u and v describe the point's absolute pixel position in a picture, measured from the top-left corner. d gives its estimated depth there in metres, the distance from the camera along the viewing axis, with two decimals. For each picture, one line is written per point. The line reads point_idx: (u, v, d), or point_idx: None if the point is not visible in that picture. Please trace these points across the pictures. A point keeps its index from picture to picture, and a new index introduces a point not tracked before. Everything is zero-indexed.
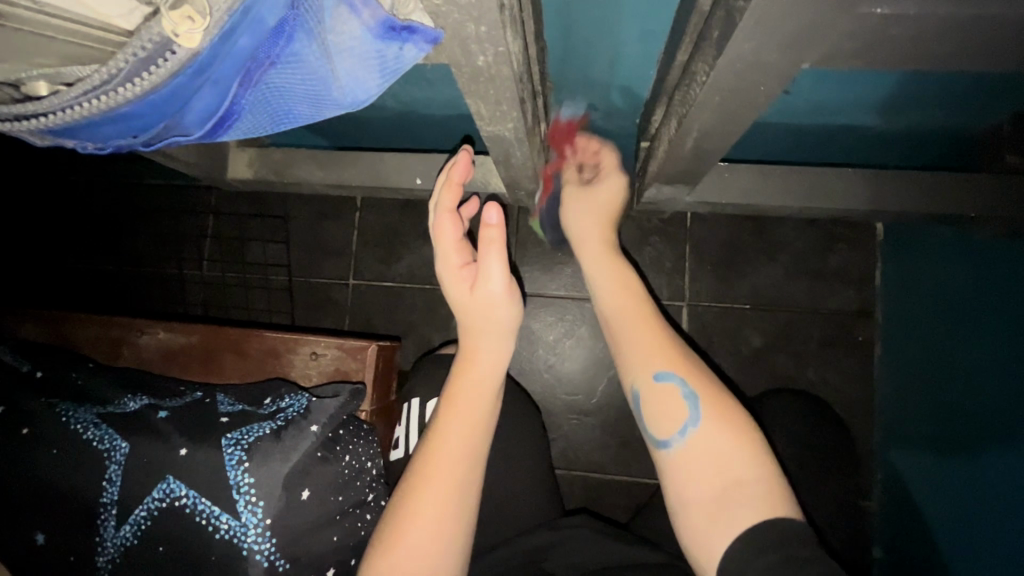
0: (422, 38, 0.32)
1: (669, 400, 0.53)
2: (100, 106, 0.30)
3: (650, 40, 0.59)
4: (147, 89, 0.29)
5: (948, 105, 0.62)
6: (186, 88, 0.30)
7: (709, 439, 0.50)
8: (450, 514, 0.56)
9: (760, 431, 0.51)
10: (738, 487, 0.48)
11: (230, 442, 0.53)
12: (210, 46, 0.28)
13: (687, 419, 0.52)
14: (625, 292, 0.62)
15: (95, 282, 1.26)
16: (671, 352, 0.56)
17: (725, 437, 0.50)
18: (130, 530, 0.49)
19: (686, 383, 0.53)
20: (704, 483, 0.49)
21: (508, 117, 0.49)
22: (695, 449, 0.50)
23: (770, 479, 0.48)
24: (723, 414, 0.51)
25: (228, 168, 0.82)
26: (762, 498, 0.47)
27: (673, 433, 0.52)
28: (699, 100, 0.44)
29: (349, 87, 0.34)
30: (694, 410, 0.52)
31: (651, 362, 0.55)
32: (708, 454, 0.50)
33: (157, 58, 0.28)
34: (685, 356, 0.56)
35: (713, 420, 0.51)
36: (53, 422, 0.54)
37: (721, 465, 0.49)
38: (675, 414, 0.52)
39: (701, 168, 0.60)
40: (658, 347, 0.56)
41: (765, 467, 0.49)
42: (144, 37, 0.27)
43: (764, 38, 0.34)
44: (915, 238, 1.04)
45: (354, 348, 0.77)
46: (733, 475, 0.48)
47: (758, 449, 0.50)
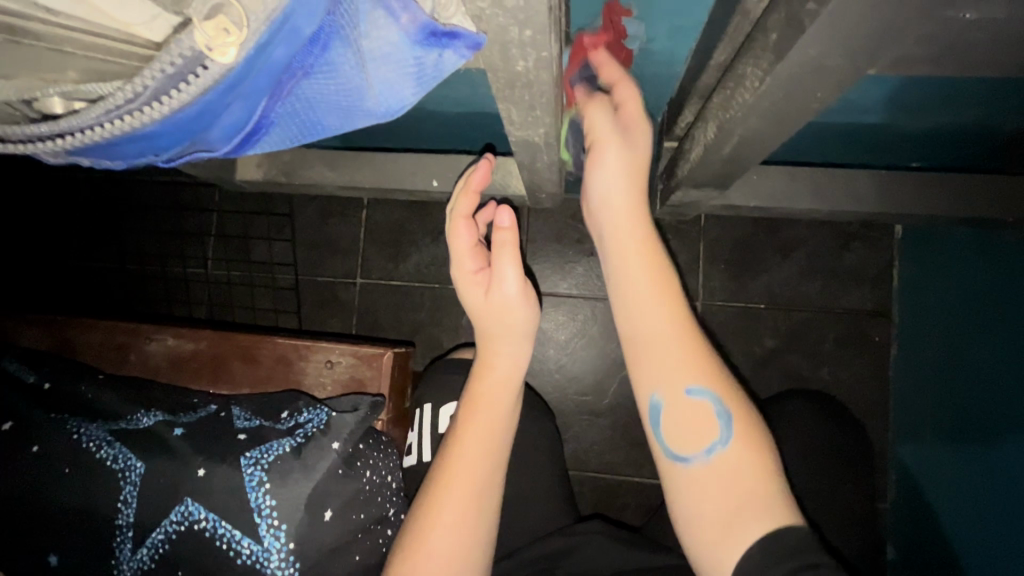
0: (463, 44, 0.29)
1: (701, 417, 0.51)
2: (121, 127, 0.27)
3: (683, 35, 0.56)
4: (174, 109, 0.27)
5: (988, 105, 0.59)
6: (215, 104, 0.27)
7: (729, 459, 0.50)
8: (471, 522, 0.55)
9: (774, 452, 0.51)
10: (753, 508, 0.48)
11: (250, 461, 0.51)
12: (242, 61, 0.25)
13: (717, 440, 0.51)
14: (668, 290, 0.55)
15: (98, 282, 1.24)
16: (704, 362, 0.53)
17: (748, 456, 0.50)
18: (148, 553, 0.48)
19: (720, 402, 0.51)
20: (722, 501, 0.49)
21: (540, 122, 0.46)
22: (720, 469, 0.50)
23: (786, 498, 0.48)
24: (748, 432, 0.51)
25: (235, 169, 0.79)
26: (779, 515, 0.47)
27: (697, 450, 0.51)
28: (747, 105, 0.41)
29: (383, 97, 0.31)
30: (726, 431, 0.51)
31: (684, 375, 0.52)
32: (732, 476, 0.49)
33: (186, 74, 0.25)
34: (716, 366, 0.53)
35: (741, 440, 0.50)
36: (63, 440, 0.51)
37: (743, 484, 0.49)
38: (705, 435, 0.51)
39: (737, 172, 0.57)
40: (689, 354, 0.53)
41: (780, 489, 0.49)
42: (173, 51, 0.24)
43: (831, 43, 0.32)
44: (935, 239, 1.02)
45: (369, 355, 0.75)
46: (755, 495, 0.48)
47: (772, 464, 0.50)
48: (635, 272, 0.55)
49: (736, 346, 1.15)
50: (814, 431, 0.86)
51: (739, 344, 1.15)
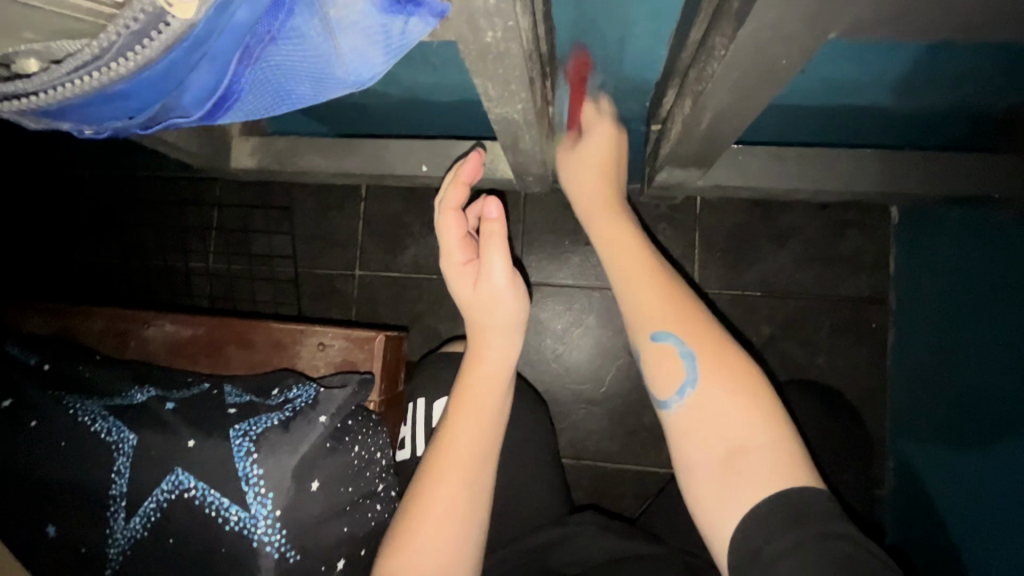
0: (428, 11, 0.31)
1: (667, 359, 0.53)
2: (90, 84, 0.28)
3: (663, 15, 0.57)
4: (140, 66, 0.27)
5: (972, 79, 0.59)
6: (183, 64, 0.28)
7: (707, 400, 0.50)
8: (464, 505, 0.57)
9: (773, 399, 0.50)
10: (743, 454, 0.47)
11: (238, 433, 0.52)
12: (206, 15, 0.26)
13: (685, 381, 0.52)
14: (641, 260, 0.60)
15: (102, 276, 1.26)
16: (674, 311, 0.55)
17: (725, 398, 0.49)
18: (140, 522, 0.49)
19: (685, 343, 0.53)
20: (706, 447, 0.49)
21: (516, 98, 0.47)
22: (694, 410, 0.50)
23: (778, 446, 0.47)
24: (728, 376, 0.50)
25: (231, 158, 0.80)
26: (768, 470, 0.46)
27: (672, 394, 0.52)
28: (716, 76, 0.42)
29: (353, 65, 0.33)
30: (692, 371, 0.52)
31: (648, 322, 0.55)
32: (709, 418, 0.49)
33: (149, 31, 0.26)
34: (688, 313, 0.55)
35: (714, 381, 0.50)
36: (59, 414, 0.53)
37: (722, 428, 0.49)
38: (674, 377, 0.52)
39: (716, 149, 0.58)
40: (660, 305, 0.56)
41: (773, 435, 0.48)
42: (135, 8, 0.25)
43: (787, 6, 0.32)
44: (932, 223, 1.02)
45: (361, 338, 0.76)
46: (736, 440, 0.48)
47: (770, 416, 0.49)
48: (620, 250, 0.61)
49: (732, 333, 1.15)
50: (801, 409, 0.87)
51: (735, 331, 1.15)
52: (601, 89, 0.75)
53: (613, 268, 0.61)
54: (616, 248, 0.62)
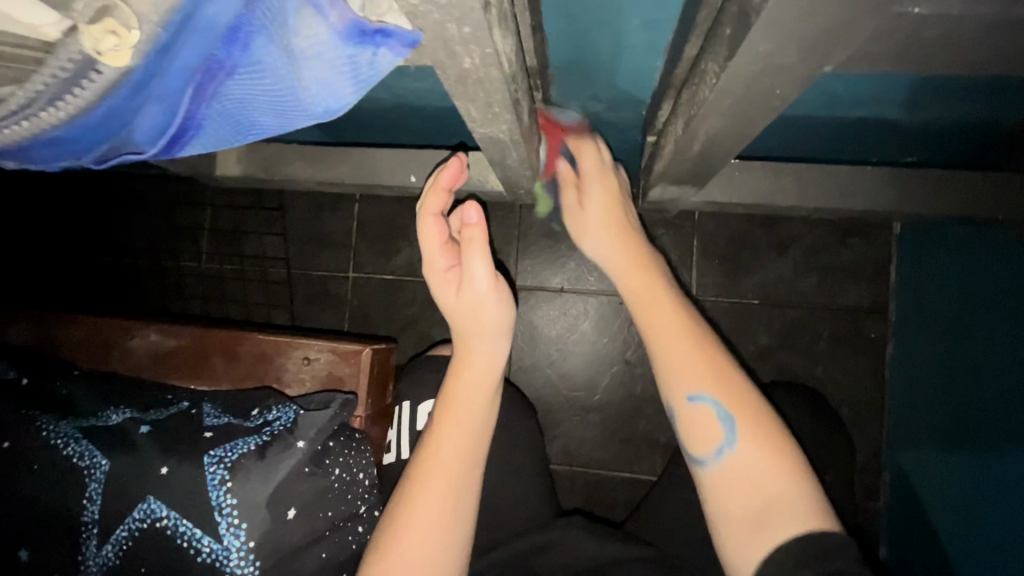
0: (398, 42, 0.29)
1: (705, 422, 0.54)
2: (46, 119, 0.30)
3: (658, 29, 0.55)
4: (85, 104, 0.28)
5: (978, 99, 0.57)
6: (123, 104, 0.28)
7: (746, 464, 0.51)
8: (451, 513, 0.57)
9: (794, 448, 0.52)
10: (776, 503, 0.49)
11: (213, 460, 0.50)
12: (143, 61, 0.26)
13: (724, 442, 0.53)
14: (664, 310, 0.60)
15: (92, 275, 1.25)
16: (709, 372, 0.55)
17: (764, 456, 0.51)
18: (111, 550, 0.48)
19: (723, 407, 0.54)
20: (742, 499, 0.51)
21: (502, 118, 0.45)
22: (733, 472, 0.52)
23: (801, 493, 0.49)
24: (760, 433, 0.52)
25: (216, 165, 0.78)
26: (800, 515, 0.48)
27: (711, 452, 0.53)
28: (707, 103, 0.40)
29: (319, 95, 0.31)
30: (731, 433, 0.53)
31: (686, 384, 0.55)
32: (746, 478, 0.51)
33: (84, 75, 0.27)
34: (724, 370, 0.55)
35: (751, 444, 0.52)
36: (32, 436, 0.52)
37: (755, 485, 0.50)
38: (712, 437, 0.53)
39: (711, 169, 0.56)
40: (698, 367, 0.56)
41: (802, 485, 0.50)
42: (64, 53, 0.25)
43: (779, 39, 0.30)
44: (933, 236, 0.99)
45: (347, 352, 0.75)
46: (766, 497, 0.50)
47: (794, 461, 0.51)
48: (649, 299, 0.62)
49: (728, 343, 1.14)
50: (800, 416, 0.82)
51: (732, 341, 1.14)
52: (595, 98, 0.73)
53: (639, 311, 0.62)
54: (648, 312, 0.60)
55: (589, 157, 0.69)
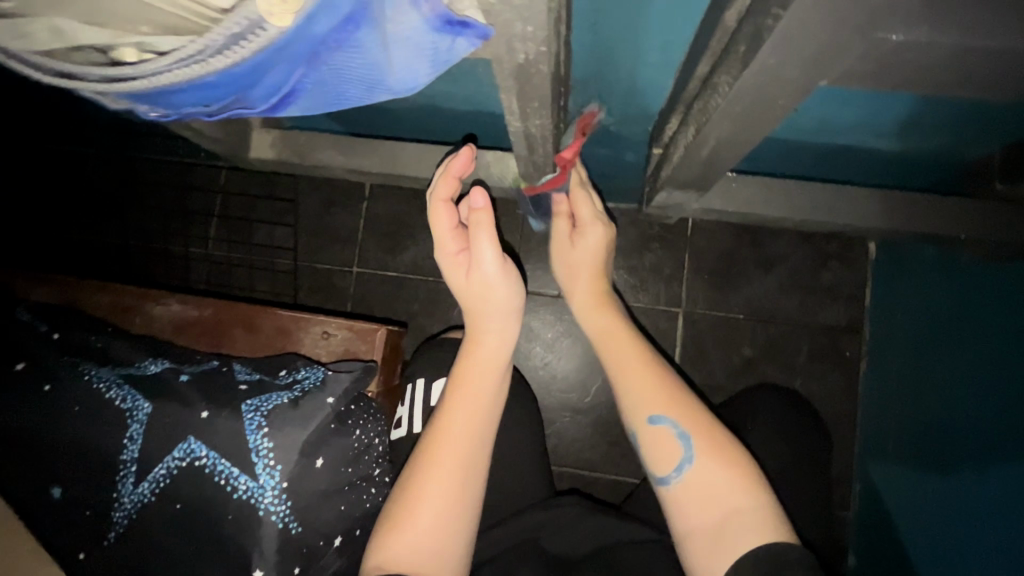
0: (474, 33, 0.34)
1: (665, 439, 0.61)
2: (189, 75, 0.31)
3: (673, 49, 0.62)
4: (234, 63, 0.30)
5: (947, 128, 0.65)
6: (264, 63, 0.31)
7: (705, 480, 0.57)
8: (458, 488, 0.59)
9: (745, 457, 0.58)
10: (734, 516, 0.55)
11: (250, 408, 0.55)
12: (296, 27, 0.29)
13: (683, 459, 0.59)
14: (618, 339, 0.70)
15: (99, 254, 1.26)
16: (664, 394, 0.63)
17: (720, 471, 0.57)
18: (148, 487, 0.52)
19: (679, 424, 0.61)
20: (703, 515, 0.56)
21: (539, 113, 0.52)
22: (690, 485, 0.58)
23: (748, 495, 0.56)
24: (713, 446, 0.58)
25: (250, 148, 0.83)
26: (757, 524, 0.54)
27: (670, 471, 0.60)
28: (719, 110, 0.47)
29: (401, 75, 0.36)
30: (690, 453, 0.59)
31: (646, 407, 0.63)
32: (705, 493, 0.57)
33: (247, 35, 0.29)
34: (675, 394, 0.63)
35: (707, 458, 0.58)
36: (75, 379, 0.56)
37: (715, 500, 0.56)
38: (672, 457, 0.60)
39: (713, 175, 0.63)
40: (652, 391, 0.64)
41: (758, 500, 0.55)
42: (239, 14, 0.28)
43: (785, 55, 0.37)
44: (903, 260, 1.08)
45: (363, 329, 0.80)
46: (727, 509, 0.55)
47: (745, 466, 0.58)
48: (621, 350, 0.69)
49: (714, 353, 1.20)
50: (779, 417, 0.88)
51: (718, 351, 1.20)
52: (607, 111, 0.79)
53: (591, 331, 0.74)
54: (616, 350, 0.70)
55: (584, 206, 0.78)
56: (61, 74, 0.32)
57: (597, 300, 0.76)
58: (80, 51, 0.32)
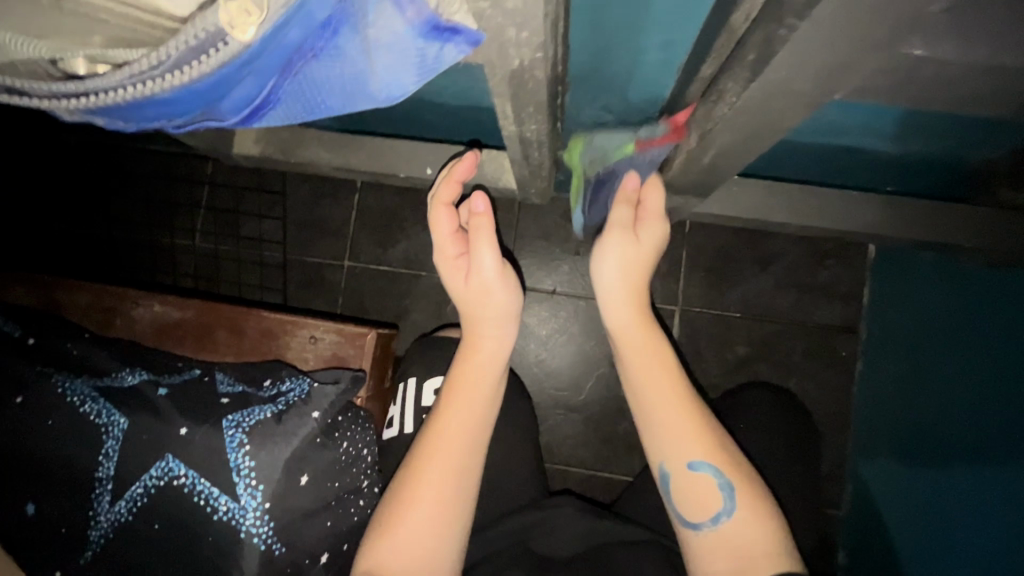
0: (464, 39, 0.31)
1: (704, 487, 0.55)
2: (146, 92, 0.28)
3: (675, 48, 0.59)
4: (194, 79, 0.28)
5: (956, 136, 0.63)
6: (231, 77, 0.29)
7: (739, 530, 0.53)
8: (446, 495, 0.56)
9: (775, 510, 0.55)
10: (763, 564, 0.52)
11: (231, 424, 0.53)
12: (262, 38, 0.27)
13: (722, 510, 0.54)
14: (665, 368, 0.60)
15: (81, 245, 1.22)
16: (708, 440, 0.57)
17: (754, 522, 0.54)
18: (125, 506, 0.50)
19: (722, 474, 0.55)
20: (730, 562, 0.53)
21: (534, 119, 0.49)
22: (726, 538, 0.54)
23: (776, 542, 0.53)
24: (749, 498, 0.54)
25: (233, 142, 0.80)
26: (786, 575, 0.51)
27: (705, 520, 0.55)
28: (725, 119, 0.44)
29: (385, 83, 0.33)
30: (728, 502, 0.54)
31: (686, 452, 0.56)
32: (736, 542, 0.53)
33: (207, 48, 0.27)
34: (716, 437, 0.57)
35: (745, 508, 0.54)
36: (47, 391, 0.53)
37: (750, 552, 0.52)
38: (710, 504, 0.55)
39: (716, 181, 0.61)
40: (691, 431, 0.57)
41: (788, 554, 0.53)
42: (196, 26, 0.25)
43: (798, 66, 0.34)
44: (902, 260, 1.06)
45: (352, 334, 0.77)
46: (758, 559, 0.52)
47: (775, 519, 0.54)
48: (655, 377, 0.59)
49: (710, 352, 1.18)
50: (774, 420, 0.87)
51: (713, 350, 1.19)
52: (604, 109, 0.76)
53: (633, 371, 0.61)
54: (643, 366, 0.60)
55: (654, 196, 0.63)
56: (11, 89, 0.29)
57: (641, 304, 0.63)
58: (26, 62, 0.29)
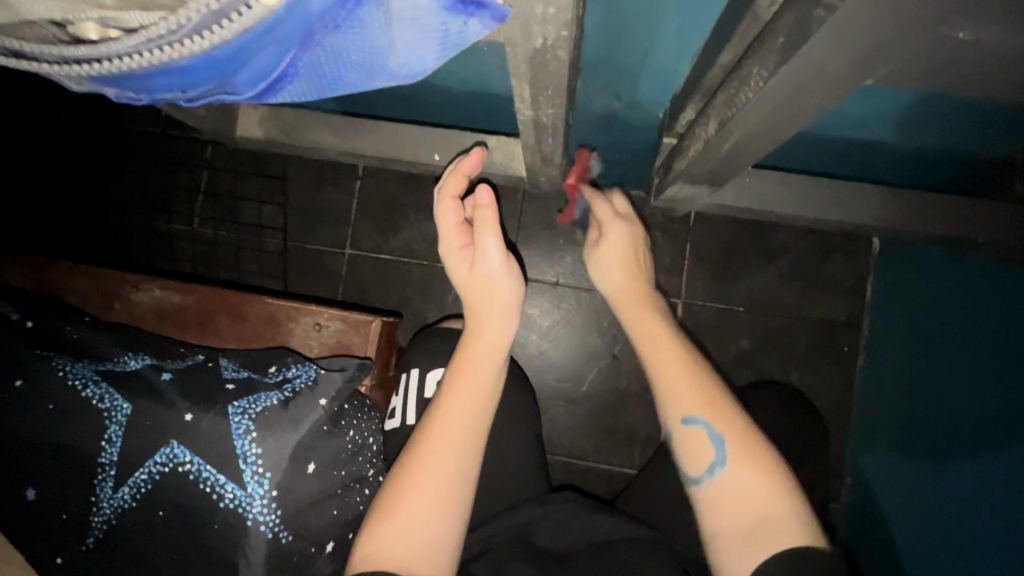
0: (489, 14, 0.29)
1: (698, 441, 0.56)
2: (161, 58, 0.27)
3: (693, 34, 0.58)
4: (213, 46, 0.27)
5: (974, 129, 0.62)
6: (251, 46, 0.28)
7: (735, 484, 0.54)
8: (448, 488, 0.55)
9: (778, 463, 0.54)
10: (763, 519, 0.51)
11: (237, 410, 0.52)
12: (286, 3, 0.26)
13: (715, 460, 0.55)
14: (657, 331, 0.63)
15: (78, 229, 1.20)
16: (703, 395, 0.58)
17: (751, 473, 0.53)
18: (129, 492, 0.49)
19: (713, 426, 0.56)
20: (732, 517, 0.53)
21: (552, 102, 0.48)
22: (724, 488, 0.54)
23: (776, 499, 0.52)
24: (745, 449, 0.54)
25: (236, 124, 0.78)
26: (785, 528, 0.50)
27: (704, 472, 0.55)
28: (749, 105, 0.43)
29: (405, 59, 0.32)
30: (721, 452, 0.55)
31: (680, 407, 0.58)
32: (735, 496, 0.53)
33: (228, 12, 0.25)
34: (710, 391, 0.58)
35: (743, 462, 0.54)
36: (48, 375, 0.52)
37: (749, 505, 0.52)
38: (705, 458, 0.55)
39: (732, 170, 0.60)
40: (684, 387, 0.58)
41: (790, 506, 0.52)
42: None
43: (833, 49, 0.33)
44: (905, 255, 1.06)
45: (357, 321, 0.76)
46: (757, 515, 0.52)
47: (780, 476, 0.53)
48: (651, 335, 0.63)
49: (712, 345, 1.18)
50: (778, 414, 0.87)
51: (716, 343, 1.18)
52: (616, 96, 0.75)
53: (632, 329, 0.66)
54: (644, 327, 0.65)
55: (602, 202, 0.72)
56: (15, 53, 0.28)
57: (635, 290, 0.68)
58: (34, 26, 0.27)
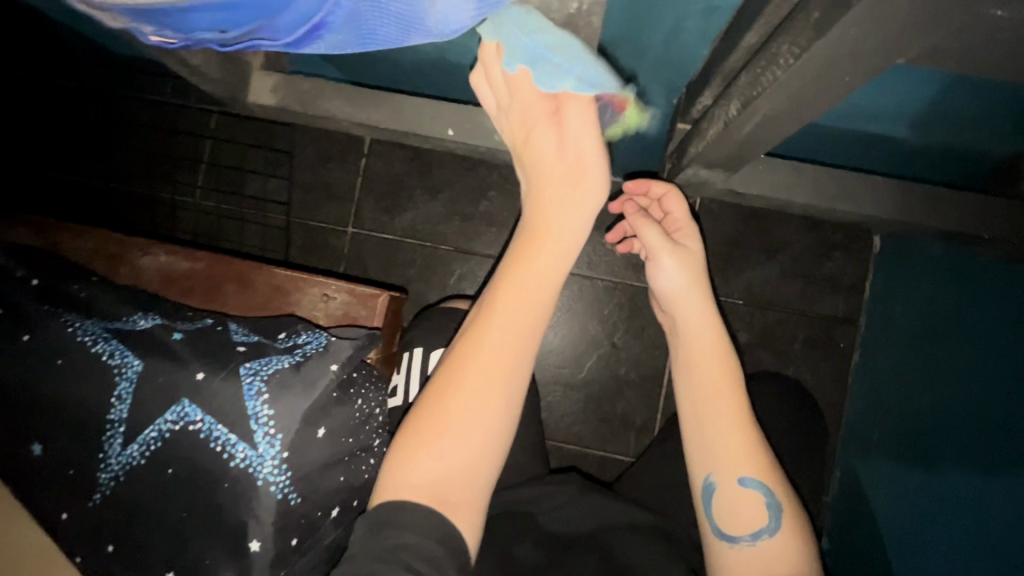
0: None
1: (751, 504, 0.56)
2: None
3: (716, 16, 0.58)
4: None
5: (988, 123, 0.63)
6: None
7: (775, 549, 0.55)
8: (482, 431, 0.50)
9: (806, 529, 0.57)
10: None
11: (249, 371, 0.52)
12: None
13: (764, 528, 0.55)
14: (721, 374, 0.59)
15: (79, 195, 1.19)
16: (756, 455, 0.57)
17: (790, 541, 0.55)
18: (138, 449, 0.49)
19: (769, 492, 0.56)
20: None
21: (578, 72, 0.48)
22: (765, 554, 0.55)
23: (805, 565, 0.54)
24: (789, 518, 0.56)
25: (248, 90, 0.77)
26: None
27: (744, 535, 0.56)
28: (777, 83, 0.43)
29: (442, 18, 0.31)
30: (772, 520, 0.55)
31: (737, 467, 0.56)
32: (771, 560, 0.54)
33: None
34: (768, 456, 0.57)
35: (785, 528, 0.55)
36: (58, 331, 0.52)
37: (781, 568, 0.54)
38: (752, 521, 0.55)
39: (751, 153, 0.60)
40: (745, 447, 0.57)
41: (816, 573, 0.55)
42: None
43: (871, 26, 0.33)
44: (906, 252, 1.07)
45: (364, 294, 0.76)
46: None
47: (806, 543, 0.56)
48: (711, 375, 0.59)
49: None
50: (775, 403, 0.88)
51: None
52: (633, 79, 0.75)
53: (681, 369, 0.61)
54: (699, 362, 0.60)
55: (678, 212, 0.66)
56: None
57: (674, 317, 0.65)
58: None
